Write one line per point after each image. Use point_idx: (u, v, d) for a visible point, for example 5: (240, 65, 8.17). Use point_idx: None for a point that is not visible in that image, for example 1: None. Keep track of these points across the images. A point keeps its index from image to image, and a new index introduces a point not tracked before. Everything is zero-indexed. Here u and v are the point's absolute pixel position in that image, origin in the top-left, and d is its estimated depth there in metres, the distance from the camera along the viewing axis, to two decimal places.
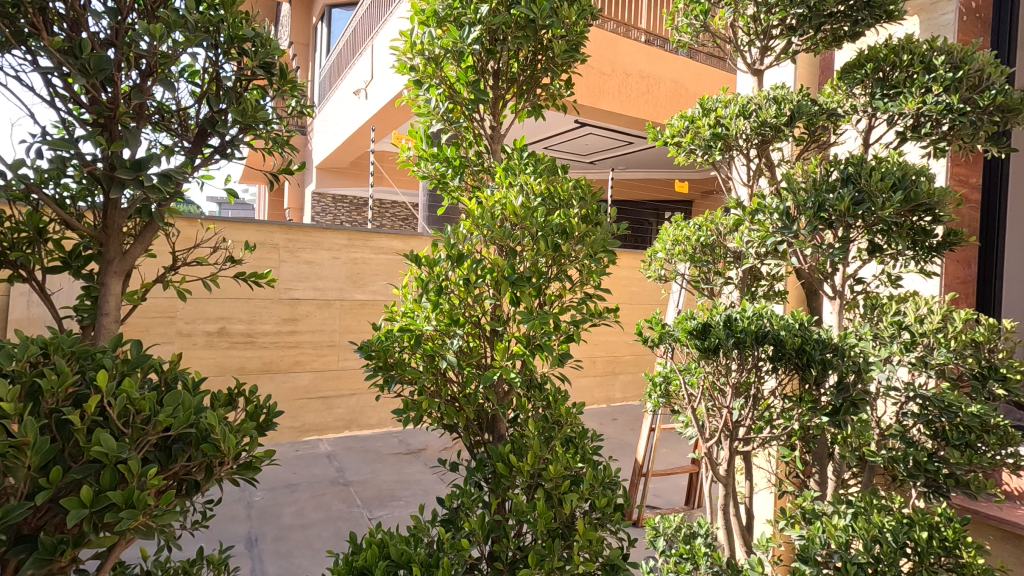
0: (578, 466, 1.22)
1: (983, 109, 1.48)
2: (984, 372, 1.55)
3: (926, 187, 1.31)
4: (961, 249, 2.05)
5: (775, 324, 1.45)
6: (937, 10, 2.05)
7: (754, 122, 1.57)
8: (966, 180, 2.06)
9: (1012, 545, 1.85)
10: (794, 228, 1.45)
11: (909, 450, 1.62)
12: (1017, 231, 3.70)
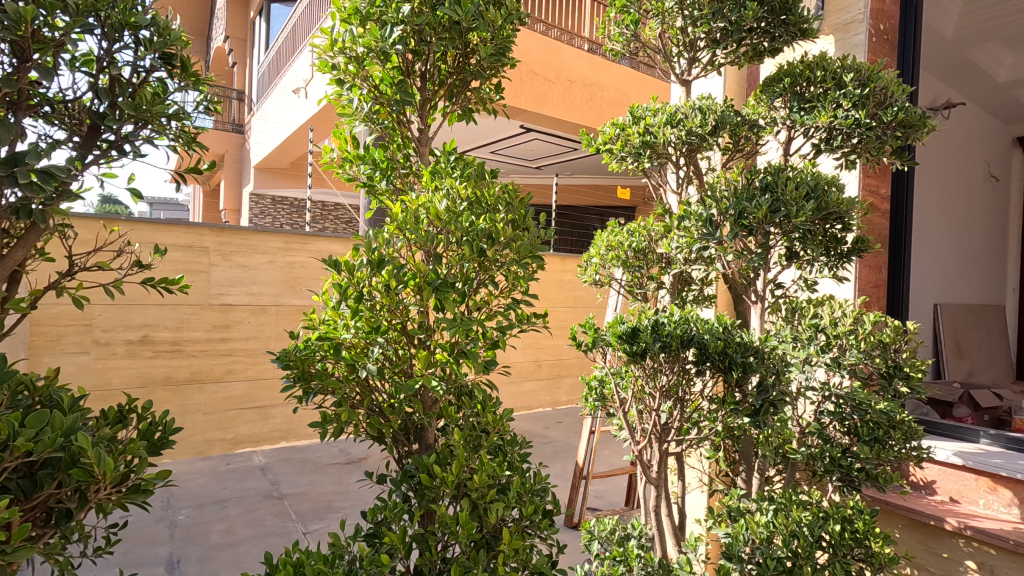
0: (506, 474, 1.21)
1: (888, 123, 1.57)
2: (891, 371, 1.65)
3: (835, 197, 1.38)
4: (872, 255, 2.19)
5: (701, 329, 1.48)
6: (850, 31, 2.19)
7: (681, 131, 1.61)
8: (877, 191, 2.20)
9: (918, 533, 1.98)
10: (717, 234, 1.49)
11: (824, 447, 1.70)
12: (920, 240, 4.05)
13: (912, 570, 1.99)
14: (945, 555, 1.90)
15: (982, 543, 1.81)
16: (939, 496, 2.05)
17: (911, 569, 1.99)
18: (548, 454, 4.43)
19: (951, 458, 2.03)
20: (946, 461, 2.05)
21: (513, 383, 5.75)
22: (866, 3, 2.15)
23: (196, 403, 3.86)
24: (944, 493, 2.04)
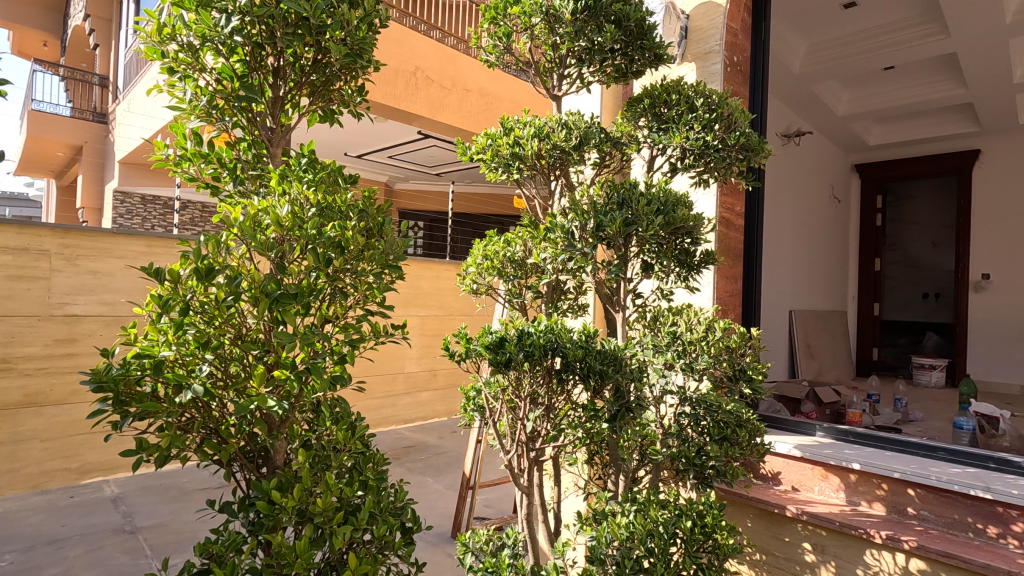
0: (357, 495, 1.16)
1: (733, 146, 1.72)
2: (736, 374, 1.80)
3: (682, 214, 1.47)
4: (727, 267, 2.39)
5: (563, 338, 1.52)
6: (709, 60, 2.40)
7: (547, 144, 1.65)
8: (732, 208, 2.42)
9: (766, 521, 2.17)
10: (579, 246, 1.54)
11: (681, 448, 1.81)
12: (772, 253, 4.53)
13: (760, 556, 2.18)
14: (787, 539, 2.11)
15: (816, 526, 2.03)
16: (782, 485, 2.27)
17: (759, 555, 2.18)
18: (440, 464, 4.37)
19: (791, 451, 2.24)
20: (788, 454, 2.26)
21: (408, 394, 5.64)
22: (721, 36, 2.37)
23: (31, 429, 3.35)
24: (786, 482, 2.26)
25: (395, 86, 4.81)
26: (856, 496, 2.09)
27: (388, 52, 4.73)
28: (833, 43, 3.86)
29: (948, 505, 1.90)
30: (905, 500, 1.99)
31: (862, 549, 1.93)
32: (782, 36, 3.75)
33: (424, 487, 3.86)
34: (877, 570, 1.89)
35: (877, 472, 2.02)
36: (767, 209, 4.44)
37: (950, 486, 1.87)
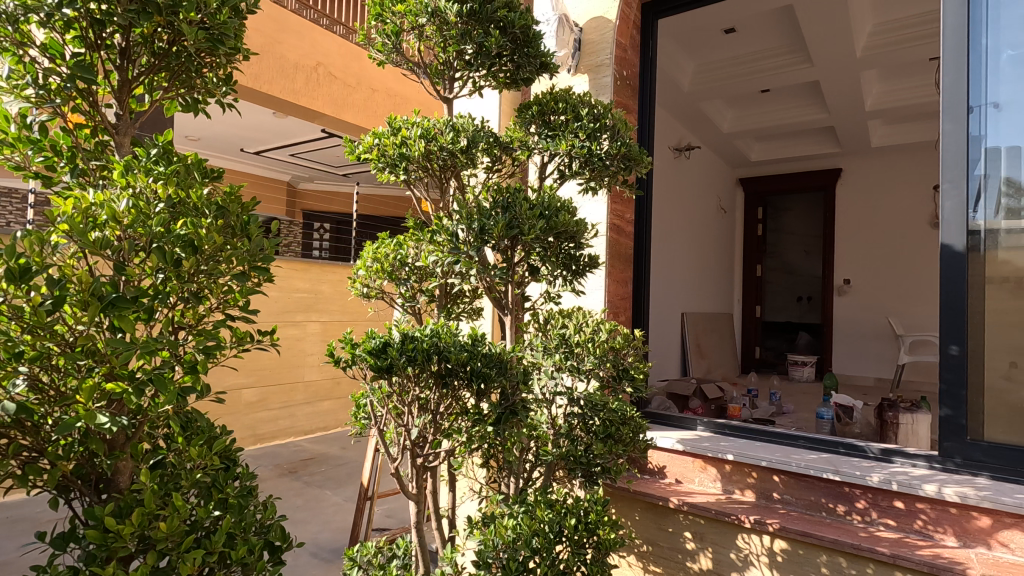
0: (213, 516, 1.07)
1: (613, 154, 1.80)
2: (620, 374, 1.87)
3: (563, 219, 1.51)
4: (618, 271, 2.50)
5: (447, 342, 1.50)
6: (600, 73, 2.50)
7: (434, 146, 1.63)
8: (622, 215, 2.53)
9: (652, 513, 2.28)
10: (465, 249, 1.53)
11: (568, 447, 1.85)
12: (663, 257, 4.78)
13: (647, 547, 2.29)
14: (671, 530, 2.23)
15: (695, 515, 2.16)
16: (667, 478, 2.40)
17: (646, 546, 2.29)
18: (341, 476, 4.19)
19: (674, 446, 2.37)
20: (672, 448, 2.38)
21: (308, 403, 5.37)
22: (611, 51, 2.47)
23: None
24: (671, 475, 2.39)
25: (294, 81, 4.57)
26: (730, 485, 2.25)
27: (287, 44, 4.47)
28: (719, 64, 4.16)
29: (806, 488, 2.09)
30: (771, 486, 2.16)
31: (734, 534, 2.09)
32: (674, 55, 3.98)
33: (321, 501, 3.68)
34: (747, 552, 2.05)
35: (747, 461, 2.19)
36: (658, 216, 4.68)
37: (807, 471, 2.06)
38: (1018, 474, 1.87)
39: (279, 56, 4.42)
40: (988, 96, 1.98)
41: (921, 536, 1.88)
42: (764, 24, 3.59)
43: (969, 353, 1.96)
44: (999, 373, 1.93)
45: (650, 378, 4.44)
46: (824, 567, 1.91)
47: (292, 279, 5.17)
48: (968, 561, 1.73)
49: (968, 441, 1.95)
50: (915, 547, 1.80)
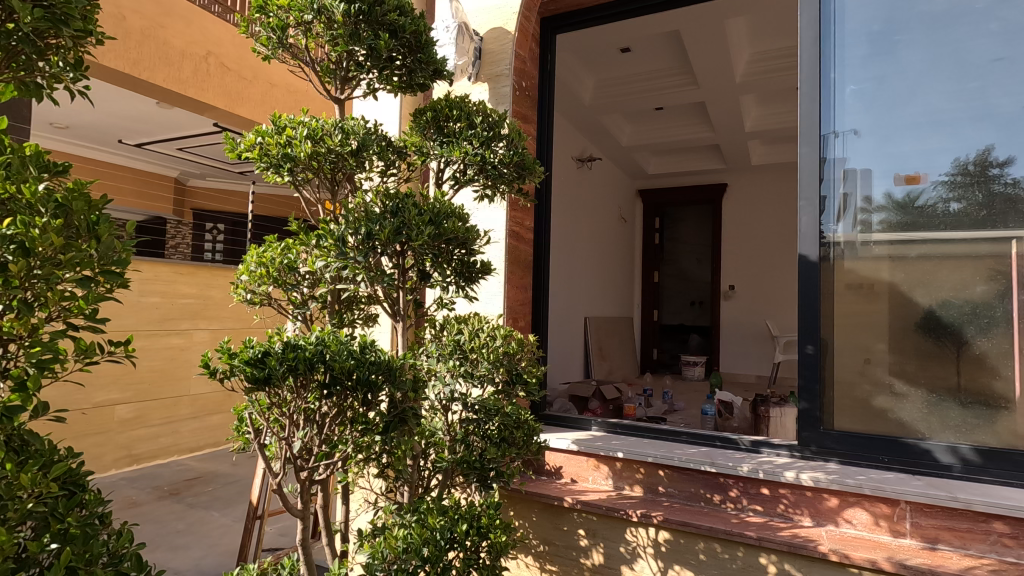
0: (48, 549, 0.96)
1: (505, 163, 1.84)
2: (514, 378, 1.92)
3: (453, 226, 1.52)
4: (517, 277, 2.54)
5: (333, 350, 1.45)
6: (499, 82, 2.54)
7: (321, 148, 1.58)
8: (521, 222, 2.58)
9: (548, 513, 2.34)
10: (351, 254, 1.49)
11: (463, 453, 1.86)
12: (566, 262, 4.91)
13: (543, 547, 2.35)
14: (565, 528, 2.30)
15: (588, 513, 2.25)
16: (563, 478, 2.47)
17: (542, 546, 2.35)
18: (230, 495, 3.90)
19: (569, 446, 2.45)
20: (567, 449, 2.46)
21: (193, 418, 4.96)
22: (510, 62, 2.53)
23: None
24: (566, 475, 2.47)
25: (181, 70, 4.21)
26: (621, 482, 2.36)
27: (171, 29, 4.10)
28: (616, 81, 4.37)
29: (687, 480, 2.24)
30: (657, 480, 2.29)
31: (623, 528, 2.19)
32: (575, 70, 4.14)
33: (206, 523, 3.40)
34: (635, 545, 2.16)
35: (635, 458, 2.31)
36: (561, 222, 4.81)
37: (687, 464, 2.21)
38: (860, 458, 2.13)
39: (162, 41, 4.04)
40: (836, 124, 2.25)
41: (783, 518, 2.07)
42: (656, 46, 3.82)
43: (822, 352, 2.21)
44: (846, 369, 2.19)
45: (554, 380, 4.55)
46: (702, 554, 2.05)
47: (177, 283, 4.77)
48: (820, 537, 1.94)
49: (822, 431, 2.20)
50: (777, 529, 1.99)
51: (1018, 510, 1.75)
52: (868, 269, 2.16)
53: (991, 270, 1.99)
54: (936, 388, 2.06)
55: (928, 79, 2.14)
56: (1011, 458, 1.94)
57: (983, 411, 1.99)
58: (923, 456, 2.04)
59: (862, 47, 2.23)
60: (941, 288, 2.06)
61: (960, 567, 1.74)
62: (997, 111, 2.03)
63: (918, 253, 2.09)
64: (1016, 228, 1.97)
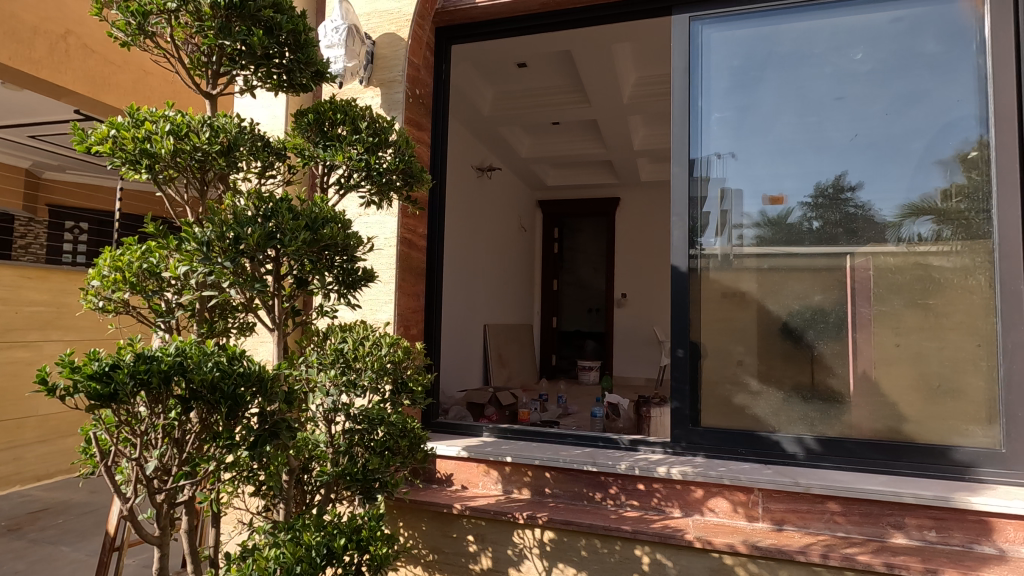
0: None
1: (391, 170, 1.84)
2: (400, 387, 1.90)
3: (332, 232, 1.49)
4: (409, 285, 2.53)
5: (194, 362, 1.35)
6: (392, 88, 2.52)
7: (186, 145, 1.48)
8: (414, 229, 2.57)
9: (437, 522, 2.33)
10: (217, 259, 1.41)
11: (345, 465, 1.82)
12: (465, 269, 4.92)
13: (432, 556, 2.33)
14: (455, 535, 2.31)
15: (477, 518, 2.27)
16: (454, 485, 2.48)
17: (431, 555, 2.33)
18: (84, 527, 3.48)
19: (459, 453, 2.46)
20: (457, 456, 2.47)
21: (42, 442, 4.37)
22: (402, 68, 2.52)
23: None
24: (457, 482, 2.47)
25: (34, 49, 3.73)
26: (509, 485, 2.41)
27: (21, 2, 3.61)
28: (514, 94, 4.48)
29: (571, 480, 2.34)
30: (543, 482, 2.37)
31: (511, 531, 2.24)
32: (475, 81, 4.20)
33: (54, 560, 3.01)
34: (522, 546, 2.22)
35: (523, 461, 2.37)
36: (460, 229, 4.82)
37: (571, 465, 2.31)
38: (723, 451, 2.34)
39: (11, 16, 3.55)
40: (704, 148, 2.48)
41: (656, 511, 2.23)
42: (551, 65, 3.97)
43: (691, 355, 2.41)
44: (712, 370, 2.40)
45: (453, 387, 4.55)
46: (584, 550, 2.15)
47: (22, 288, 4.22)
48: (687, 527, 2.10)
49: (691, 428, 2.39)
50: (651, 521, 2.13)
51: (847, 491, 2.01)
52: (730, 280, 2.39)
53: (827, 282, 2.28)
54: (784, 386, 2.32)
55: (778, 112, 2.42)
56: (843, 446, 2.22)
57: (821, 405, 2.27)
58: (773, 447, 2.29)
59: (725, 80, 2.48)
60: (788, 297, 2.33)
61: (800, 544, 1.97)
62: (832, 143, 2.34)
63: (769, 265, 2.36)
64: (847, 245, 2.27)
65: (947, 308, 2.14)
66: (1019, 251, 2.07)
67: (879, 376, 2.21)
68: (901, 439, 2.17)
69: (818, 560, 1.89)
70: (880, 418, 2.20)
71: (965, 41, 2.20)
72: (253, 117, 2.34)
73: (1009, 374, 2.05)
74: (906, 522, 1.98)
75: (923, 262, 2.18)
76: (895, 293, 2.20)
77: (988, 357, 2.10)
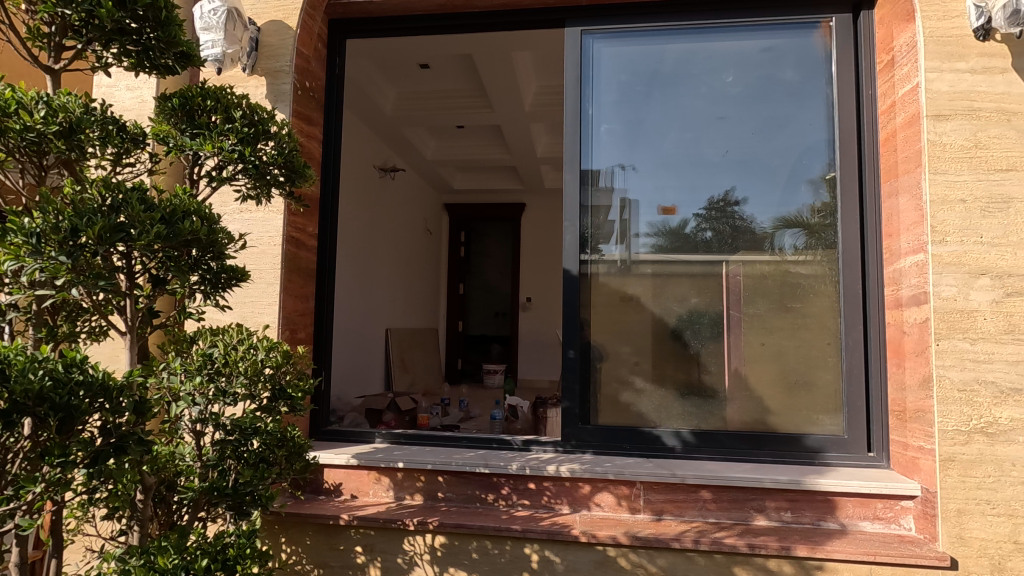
0: None
1: (270, 163, 1.74)
2: (278, 393, 1.79)
3: (193, 227, 1.37)
4: (297, 286, 2.40)
5: (19, 370, 1.19)
6: (279, 78, 2.39)
7: (15, 123, 1.31)
8: (303, 228, 2.45)
9: (323, 534, 2.23)
10: (51, 254, 1.25)
11: (213, 479, 1.68)
12: (365, 271, 4.76)
13: (317, 571, 2.22)
14: (342, 547, 2.21)
15: (365, 528, 2.20)
16: (343, 495, 2.38)
17: (316, 570, 2.22)
18: None
19: (349, 461, 2.36)
20: (346, 464, 2.38)
21: None
22: (290, 59, 2.39)
23: None
24: (346, 492, 2.38)
25: None
26: (401, 492, 2.35)
27: None
28: (416, 95, 4.42)
29: (464, 483, 2.33)
30: (436, 486, 2.34)
31: (401, 538, 2.19)
32: (376, 79, 4.09)
33: None
34: (412, 554, 2.17)
35: (415, 467, 2.32)
36: (360, 230, 4.66)
37: (464, 468, 2.30)
38: (611, 448, 2.44)
39: None
40: (594, 157, 2.59)
41: (547, 509, 2.27)
42: (453, 68, 3.96)
43: (582, 355, 2.50)
44: (600, 370, 2.49)
45: (351, 393, 4.39)
46: (475, 553, 2.14)
47: None
48: (575, 522, 2.17)
49: (581, 426, 2.47)
50: (540, 519, 2.18)
51: (717, 479, 2.17)
52: (617, 283, 2.51)
53: (702, 287, 2.46)
54: (664, 384, 2.46)
55: (661, 127, 2.58)
56: (715, 438, 2.40)
57: (697, 400, 2.44)
58: (654, 441, 2.43)
59: (613, 93, 2.61)
60: (669, 300, 2.48)
61: (676, 532, 2.09)
62: (708, 159, 2.53)
63: (652, 270, 2.50)
64: (720, 253, 2.47)
65: (802, 311, 2.39)
66: (858, 260, 2.36)
67: (746, 372, 2.41)
68: (765, 429, 2.38)
69: (691, 545, 2.02)
70: (747, 412, 2.40)
71: (818, 72, 2.47)
72: (115, 100, 2.20)
73: (851, 368, 2.32)
74: (766, 505, 2.17)
75: (783, 268, 2.42)
76: (760, 297, 2.42)
77: (835, 353, 2.35)
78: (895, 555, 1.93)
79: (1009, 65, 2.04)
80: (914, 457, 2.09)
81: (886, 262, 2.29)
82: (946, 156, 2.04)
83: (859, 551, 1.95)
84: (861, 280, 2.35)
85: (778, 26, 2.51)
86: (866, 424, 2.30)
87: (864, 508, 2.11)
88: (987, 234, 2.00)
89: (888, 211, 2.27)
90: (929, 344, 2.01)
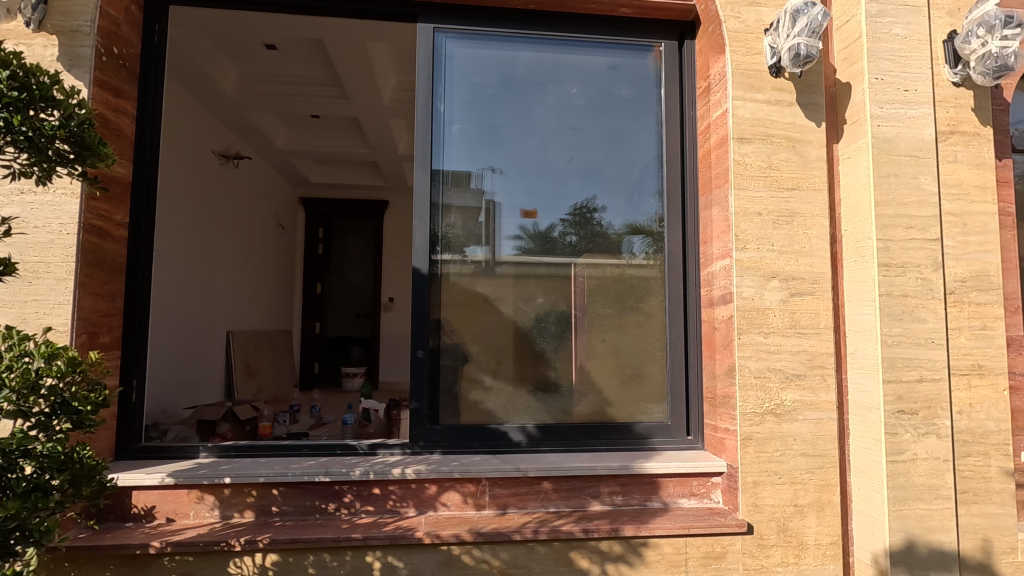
0: None
1: (50, 136, 1.47)
2: (59, 408, 1.51)
3: None
4: (98, 282, 2.07)
5: None
6: (76, 39, 2.04)
7: None
8: (109, 217, 2.14)
9: (129, 566, 1.95)
10: None
11: None
12: (198, 266, 4.28)
13: None
14: None
15: (182, 554, 1.96)
16: (156, 520, 2.10)
17: None
18: None
19: (164, 481, 2.09)
20: (161, 484, 2.10)
21: None
22: (91, 18, 2.06)
23: None
24: (161, 515, 2.10)
25: None
26: (229, 510, 2.14)
27: None
28: (261, 78, 4.07)
29: (302, 495, 2.18)
30: (270, 500, 2.16)
31: (225, 561, 1.99)
32: (212, 56, 3.69)
33: None
34: None
35: (245, 481, 2.12)
36: (193, 221, 4.18)
37: (301, 478, 2.15)
38: (458, 446, 2.45)
39: None
40: (445, 157, 2.56)
41: (391, 513, 2.21)
42: (303, 52, 3.71)
43: (431, 356, 2.46)
44: (450, 370, 2.48)
45: (182, 404, 3.93)
46: (311, 567, 2.02)
47: None
48: (419, 524, 2.13)
49: (429, 427, 2.44)
50: (383, 525, 2.11)
51: (557, 470, 2.27)
52: (468, 283, 2.52)
53: (547, 286, 2.56)
54: (512, 381, 2.53)
55: (512, 132, 2.65)
56: (558, 431, 2.51)
57: (542, 395, 2.53)
58: (501, 438, 2.48)
59: (465, 94, 2.62)
60: (518, 300, 2.55)
61: (518, 524, 2.15)
62: (554, 165, 2.65)
63: (500, 270, 2.55)
64: (564, 255, 2.59)
65: (636, 310, 2.60)
66: (680, 264, 2.62)
67: (587, 367, 2.56)
68: (603, 420, 2.55)
69: (531, 535, 2.09)
70: (587, 404, 2.55)
71: (649, 91, 2.71)
72: None
73: (674, 361, 2.58)
74: (601, 491, 2.32)
75: (619, 271, 2.60)
76: (598, 297, 2.58)
77: (661, 347, 2.60)
78: (705, 526, 2.17)
79: (795, 100, 2.40)
80: (721, 438, 2.37)
81: (702, 266, 2.57)
82: (747, 174, 2.35)
83: (675, 526, 2.16)
84: (682, 282, 2.61)
85: (617, 45, 2.71)
86: (685, 411, 2.57)
87: (682, 486, 2.35)
88: (776, 242, 2.33)
89: (704, 221, 2.56)
90: (733, 338, 2.29)
